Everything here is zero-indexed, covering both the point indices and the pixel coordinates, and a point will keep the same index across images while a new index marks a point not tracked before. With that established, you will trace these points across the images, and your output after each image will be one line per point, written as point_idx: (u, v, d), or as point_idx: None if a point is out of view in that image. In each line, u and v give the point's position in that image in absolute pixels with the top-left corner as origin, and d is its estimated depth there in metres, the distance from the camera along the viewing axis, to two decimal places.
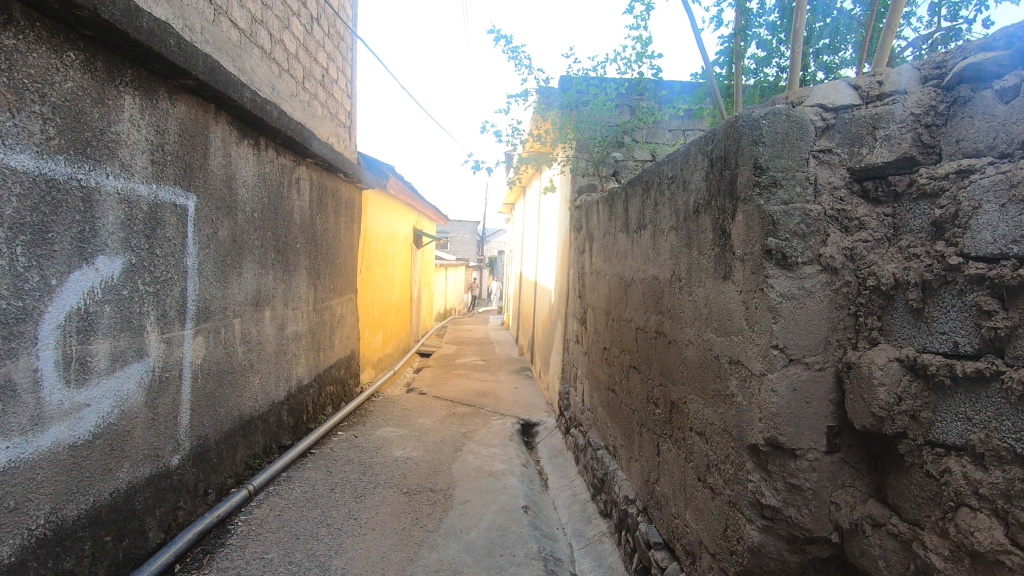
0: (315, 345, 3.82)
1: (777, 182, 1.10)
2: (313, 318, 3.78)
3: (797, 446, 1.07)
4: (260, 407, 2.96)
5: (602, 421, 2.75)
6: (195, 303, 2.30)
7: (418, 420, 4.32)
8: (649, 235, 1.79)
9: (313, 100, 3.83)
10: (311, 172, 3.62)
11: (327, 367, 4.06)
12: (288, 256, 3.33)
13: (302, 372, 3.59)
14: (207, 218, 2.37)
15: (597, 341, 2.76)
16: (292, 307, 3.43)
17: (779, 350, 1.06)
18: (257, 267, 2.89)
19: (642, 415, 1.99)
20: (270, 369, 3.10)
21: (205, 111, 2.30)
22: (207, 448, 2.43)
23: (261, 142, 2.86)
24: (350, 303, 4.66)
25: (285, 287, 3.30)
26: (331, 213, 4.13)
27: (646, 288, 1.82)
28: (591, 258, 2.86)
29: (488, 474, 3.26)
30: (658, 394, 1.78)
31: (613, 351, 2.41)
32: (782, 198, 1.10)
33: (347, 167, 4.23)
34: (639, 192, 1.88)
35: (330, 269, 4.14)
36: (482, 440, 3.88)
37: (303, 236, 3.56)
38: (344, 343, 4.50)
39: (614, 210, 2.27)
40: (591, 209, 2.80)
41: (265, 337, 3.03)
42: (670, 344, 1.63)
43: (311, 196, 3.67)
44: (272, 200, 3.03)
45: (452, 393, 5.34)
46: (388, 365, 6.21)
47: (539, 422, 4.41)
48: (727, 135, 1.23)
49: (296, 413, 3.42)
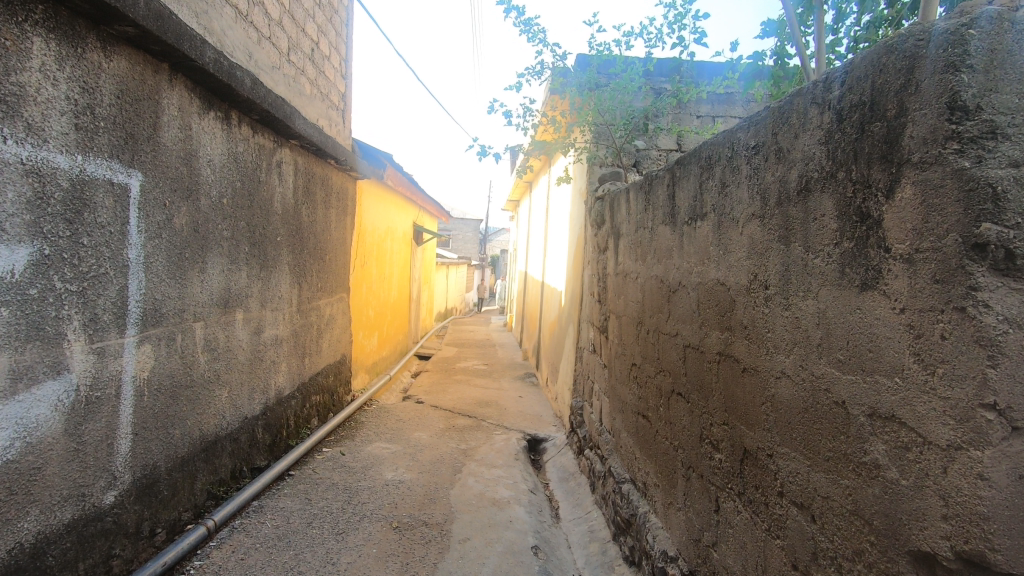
0: (298, 350, 3.41)
1: (997, 131, 0.70)
2: (296, 321, 3.38)
3: (1016, 569, 0.68)
4: (227, 426, 2.55)
5: (627, 449, 2.34)
6: (139, 305, 1.89)
7: (414, 434, 3.90)
8: (709, 227, 1.38)
9: (301, 76, 3.42)
10: (295, 156, 3.21)
11: (312, 375, 3.65)
12: (267, 250, 2.92)
13: (282, 382, 3.18)
14: (157, 202, 1.97)
15: (622, 354, 2.35)
16: (271, 309, 3.02)
17: (1001, 414, 0.67)
18: (226, 262, 2.48)
19: (689, 456, 1.58)
20: (242, 380, 2.69)
21: (153, 71, 1.89)
22: (156, 478, 2.03)
23: (232, 116, 2.45)
24: (340, 304, 4.25)
25: (262, 285, 2.89)
26: (320, 203, 3.72)
27: (703, 295, 1.41)
28: (615, 259, 2.45)
29: (490, 503, 2.85)
30: (717, 435, 1.37)
31: (645, 370, 2.00)
32: (1011, 156, 0.69)
33: (339, 153, 3.82)
34: (694, 172, 1.47)
35: (318, 265, 3.73)
36: (484, 460, 3.47)
37: (286, 228, 3.15)
38: (333, 348, 4.09)
39: (652, 196, 1.86)
40: (616, 200, 2.40)
41: (236, 343, 2.62)
42: (742, 373, 1.22)
43: (296, 182, 3.27)
44: (246, 185, 2.62)
45: (452, 402, 4.92)
46: (383, 370, 5.80)
47: (547, 438, 4.00)
48: (885, 71, 0.83)
49: (273, 429, 3.01)
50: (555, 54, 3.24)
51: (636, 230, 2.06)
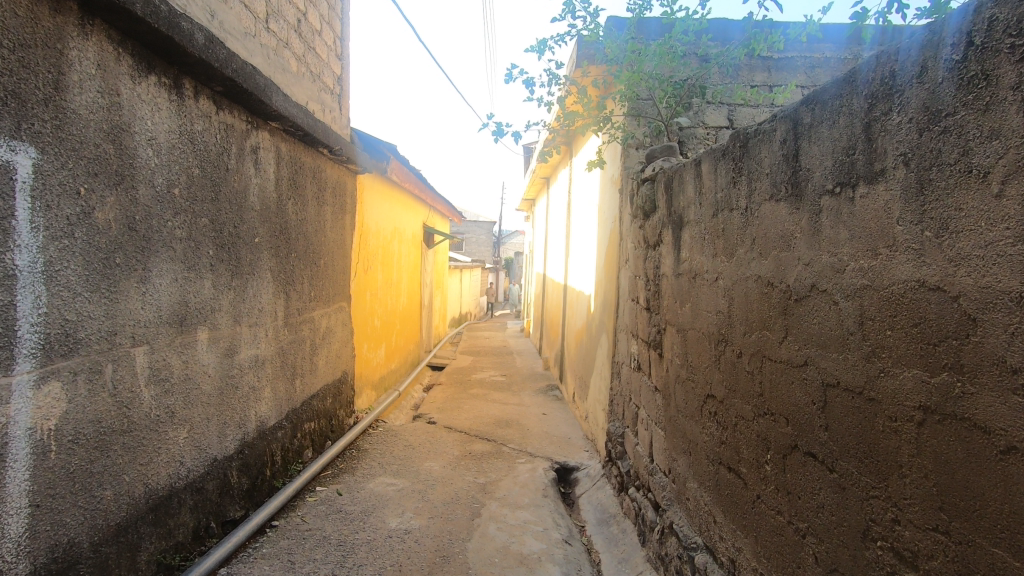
0: (285, 372, 2.91)
1: None
2: (283, 337, 2.87)
3: None
4: (187, 474, 2.04)
5: (696, 505, 1.78)
6: (37, 330, 1.39)
7: (424, 464, 3.37)
8: (892, 194, 0.83)
9: (284, 49, 2.92)
10: (276, 142, 2.71)
11: (305, 399, 3.14)
12: (241, 253, 2.41)
13: (265, 412, 2.67)
14: (65, 189, 1.46)
15: (688, 380, 1.80)
16: (249, 325, 2.51)
17: None
18: (180, 268, 1.97)
19: (832, 555, 1.03)
20: (208, 414, 2.18)
21: (50, 9, 1.39)
22: (75, 560, 1.52)
23: (184, 84, 1.95)
24: (338, 314, 3.74)
25: (235, 297, 2.38)
26: (312, 199, 3.22)
27: (875, 309, 0.87)
28: (675, 256, 1.89)
29: (517, 561, 2.30)
30: (914, 545, 0.81)
31: (733, 408, 1.45)
32: None
33: (332, 140, 3.31)
34: (853, 111, 0.92)
35: (310, 272, 3.22)
36: (507, 498, 2.92)
37: (267, 228, 2.64)
38: (331, 366, 3.58)
39: (745, 162, 1.31)
40: (676, 179, 1.84)
41: (199, 370, 2.12)
42: (1003, 458, 0.67)
43: (280, 174, 2.77)
44: (208, 173, 2.12)
45: (467, 421, 4.39)
46: (392, 385, 5.28)
47: (579, 466, 3.45)
48: None
49: (253, 469, 2.50)
50: (587, 9, 2.70)
51: (715, 212, 1.51)
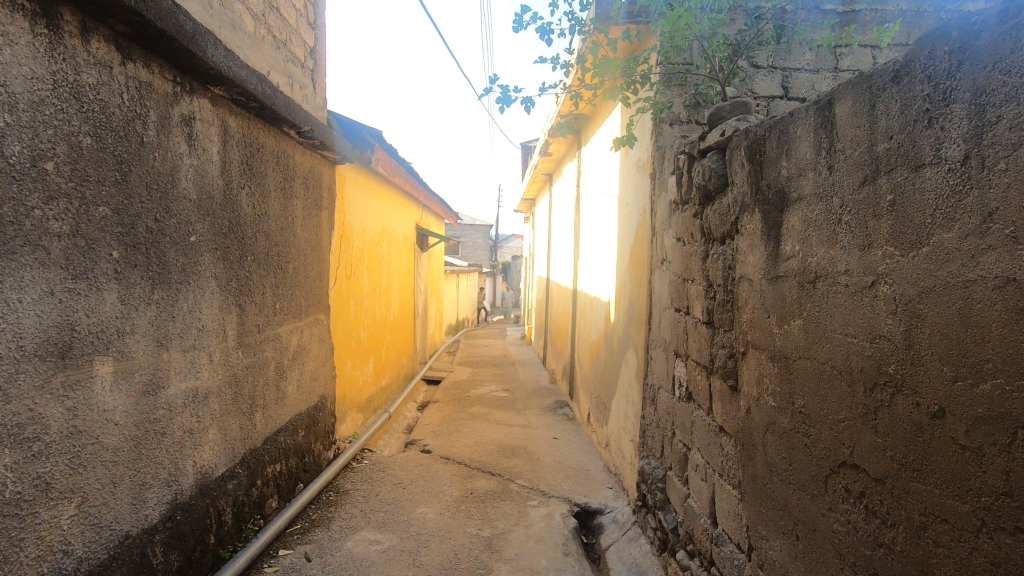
0: (239, 406, 2.32)
1: None
2: (236, 362, 2.29)
3: None
4: (77, 566, 1.46)
5: None
6: None
7: (416, 512, 2.78)
8: None
9: (235, 3, 2.35)
10: (223, 115, 2.13)
11: (268, 437, 2.55)
12: (169, 257, 1.83)
13: (208, 461, 2.09)
14: None
15: (796, 432, 1.23)
16: (183, 350, 1.93)
17: None
18: (59, 277, 1.39)
19: None
20: (116, 475, 1.60)
21: None
22: None
23: (63, 15, 1.37)
24: (313, 328, 3.15)
25: (161, 314, 1.80)
26: (275, 190, 2.63)
27: None
28: (768, 250, 1.32)
29: None
30: None
31: (913, 496, 0.89)
32: None
33: (301, 119, 2.73)
34: None
35: (273, 279, 2.63)
36: (520, 561, 2.33)
37: (210, 225, 2.06)
38: (302, 393, 2.98)
39: (971, 74, 0.75)
40: (771, 139, 1.27)
41: (98, 418, 1.53)
42: None
43: (228, 156, 2.19)
44: (110, 147, 1.54)
45: (468, 449, 3.80)
46: (382, 405, 4.68)
47: (602, 508, 2.87)
48: None
49: (189, 540, 1.92)
50: None
51: (871, 174, 0.94)
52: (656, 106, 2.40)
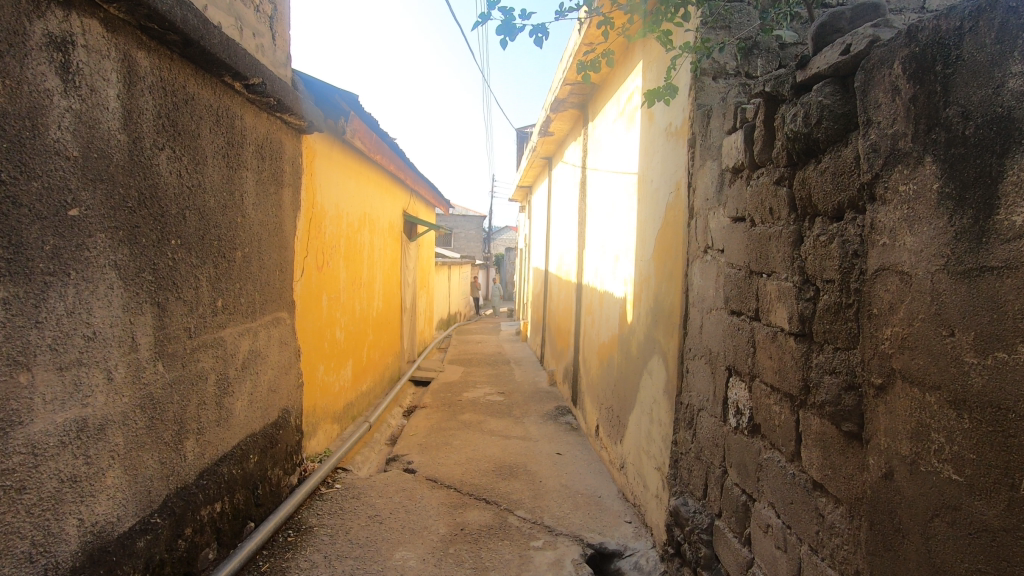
0: (160, 435, 1.78)
1: None
2: (153, 377, 1.75)
3: None
4: None
5: None
6: None
7: (394, 559, 2.24)
8: None
9: None
10: (127, 47, 1.58)
11: (204, 469, 2.02)
12: (29, 239, 1.28)
13: (108, 514, 1.55)
14: None
15: (1018, 538, 0.72)
16: (60, 368, 1.38)
17: None
18: None
19: None
20: None
21: None
22: None
23: None
24: (272, 329, 2.60)
25: (14, 320, 1.25)
26: (214, 157, 2.08)
27: None
28: (958, 225, 0.79)
29: None
30: None
31: None
32: None
33: (249, 69, 2.17)
34: None
35: (212, 270, 2.08)
36: None
37: (105, 196, 1.51)
38: (256, 409, 2.44)
39: None
40: (979, 31, 0.74)
41: None
42: None
43: (137, 104, 1.63)
44: None
45: (459, 469, 3.27)
46: (361, 413, 4.14)
47: (621, 551, 2.35)
48: None
49: None
50: None
51: None
52: (700, 49, 1.85)
